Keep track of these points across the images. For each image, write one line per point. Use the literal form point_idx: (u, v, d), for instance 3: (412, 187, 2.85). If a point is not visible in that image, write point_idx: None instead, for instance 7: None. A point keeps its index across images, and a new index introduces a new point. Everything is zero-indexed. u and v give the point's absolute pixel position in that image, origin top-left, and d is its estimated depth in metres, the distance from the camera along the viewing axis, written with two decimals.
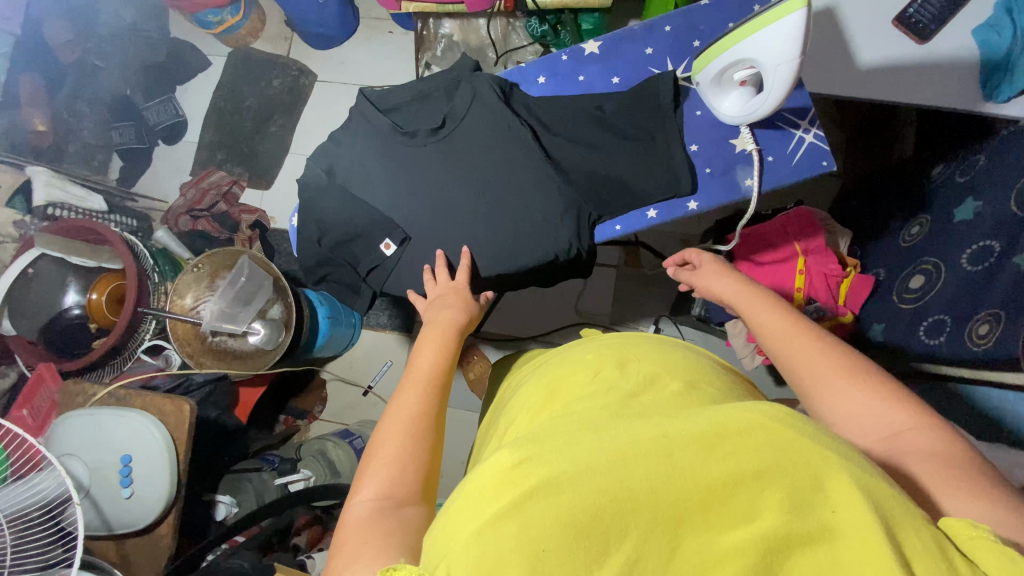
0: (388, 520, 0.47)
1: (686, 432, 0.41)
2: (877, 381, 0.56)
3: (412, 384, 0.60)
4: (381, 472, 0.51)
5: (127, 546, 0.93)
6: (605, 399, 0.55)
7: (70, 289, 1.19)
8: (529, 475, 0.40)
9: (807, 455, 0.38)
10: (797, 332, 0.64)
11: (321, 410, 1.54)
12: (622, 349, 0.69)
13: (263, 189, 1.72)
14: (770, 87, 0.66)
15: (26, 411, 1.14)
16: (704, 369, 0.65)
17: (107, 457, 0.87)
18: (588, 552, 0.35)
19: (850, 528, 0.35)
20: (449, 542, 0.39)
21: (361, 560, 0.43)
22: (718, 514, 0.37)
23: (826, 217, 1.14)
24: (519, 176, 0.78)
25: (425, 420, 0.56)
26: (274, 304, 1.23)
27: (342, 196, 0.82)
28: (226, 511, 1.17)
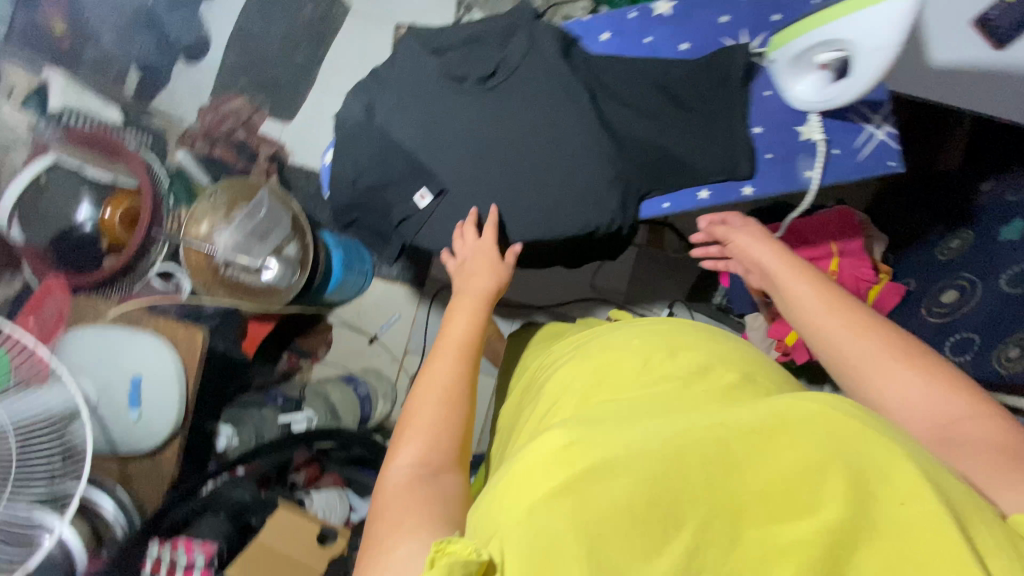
0: (429, 486, 0.49)
1: (738, 428, 0.43)
2: (929, 367, 0.58)
3: (449, 350, 0.62)
4: (422, 436, 0.54)
5: (131, 467, 0.92)
6: (658, 393, 0.57)
7: (83, 202, 1.15)
8: (582, 456, 0.42)
9: (860, 451, 0.41)
10: (848, 316, 0.63)
11: (325, 353, 1.52)
12: (664, 338, 0.70)
13: (284, 120, 1.64)
14: (858, 72, 0.62)
15: (33, 321, 1.13)
16: (761, 368, 0.66)
17: (116, 378, 0.87)
18: (649, 536, 0.38)
19: (913, 521, 0.38)
20: (508, 511, 0.41)
21: (406, 525, 0.45)
22: (776, 506, 0.40)
23: (865, 218, 1.11)
24: (571, 137, 0.74)
25: (461, 389, 0.58)
26: (290, 243, 1.21)
27: (383, 136, 0.77)
28: (227, 442, 1.20)
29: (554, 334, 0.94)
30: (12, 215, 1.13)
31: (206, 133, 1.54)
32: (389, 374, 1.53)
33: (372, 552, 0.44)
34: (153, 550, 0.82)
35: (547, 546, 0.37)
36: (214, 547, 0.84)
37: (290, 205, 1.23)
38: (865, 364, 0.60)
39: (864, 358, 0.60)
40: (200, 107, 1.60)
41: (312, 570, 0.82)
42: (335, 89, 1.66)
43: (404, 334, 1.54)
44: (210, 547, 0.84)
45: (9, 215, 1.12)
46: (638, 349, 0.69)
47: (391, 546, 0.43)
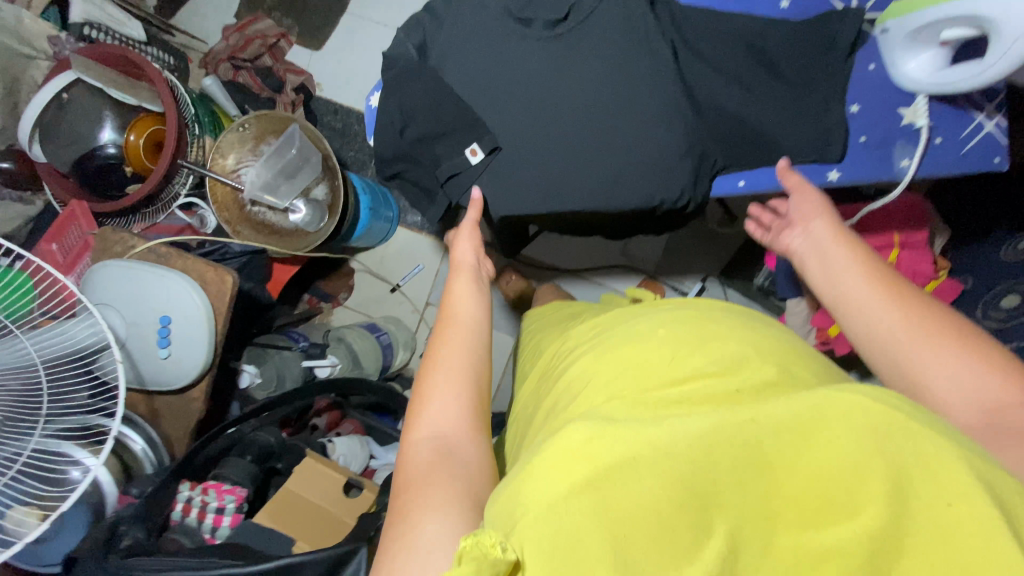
0: (448, 464, 0.49)
1: (768, 420, 0.40)
2: (982, 350, 0.50)
3: (459, 325, 0.61)
4: (439, 407, 0.53)
5: (158, 402, 0.93)
6: (676, 391, 0.51)
7: (106, 126, 1.12)
8: (602, 453, 0.39)
9: (899, 443, 0.37)
10: (892, 289, 0.56)
11: (347, 298, 1.51)
12: (695, 320, 0.61)
13: (313, 49, 1.54)
14: (994, 57, 0.54)
15: (57, 246, 1.10)
16: (790, 351, 0.56)
17: (145, 315, 0.85)
18: (678, 542, 0.35)
19: (965, 524, 0.34)
20: (524, 503, 0.38)
21: (431, 502, 0.45)
22: (814, 514, 0.37)
23: (933, 208, 1.02)
24: (641, 103, 0.68)
25: (466, 363, 0.57)
26: (320, 184, 1.16)
27: (436, 83, 0.72)
28: (249, 380, 1.18)
29: (569, 321, 0.87)
30: (33, 132, 1.09)
31: (230, 55, 1.46)
32: (409, 324, 1.49)
33: (399, 525, 0.44)
34: (184, 491, 0.81)
35: (570, 543, 0.34)
36: (244, 492, 0.83)
37: (321, 144, 1.15)
38: (905, 341, 0.52)
39: (904, 335, 0.53)
40: (225, 28, 1.52)
41: (341, 522, 0.81)
42: (369, 17, 1.53)
43: (427, 285, 1.50)
44: (240, 492, 0.83)
45: (31, 132, 1.09)
46: (666, 330, 0.60)
47: (417, 524, 0.43)
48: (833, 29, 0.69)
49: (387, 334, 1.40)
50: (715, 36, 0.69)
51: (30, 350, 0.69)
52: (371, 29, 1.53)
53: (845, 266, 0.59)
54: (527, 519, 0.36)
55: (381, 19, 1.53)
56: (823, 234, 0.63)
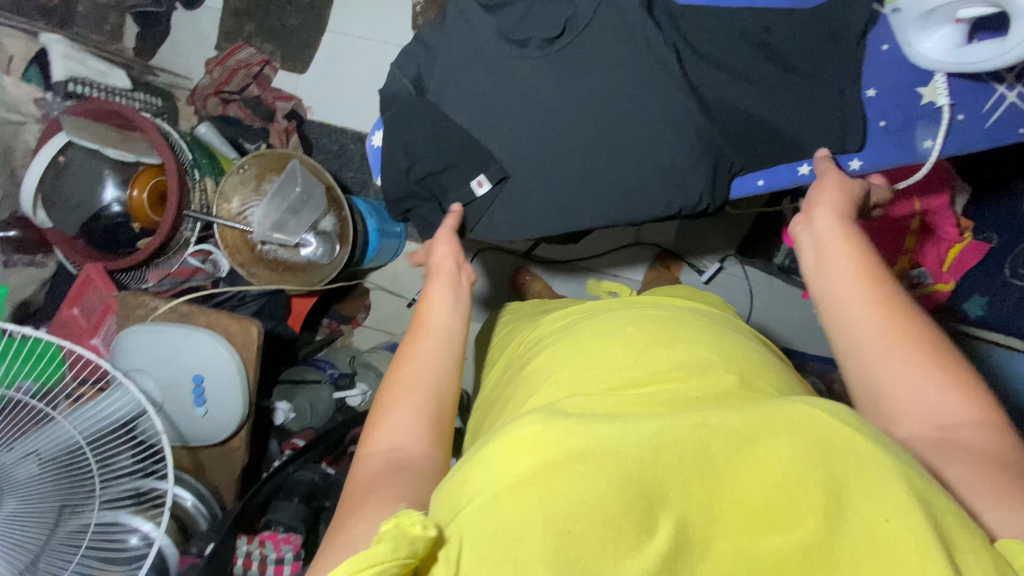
0: (401, 472, 0.48)
1: (723, 425, 0.40)
2: (952, 367, 0.49)
3: (433, 331, 0.58)
4: (397, 419, 0.51)
5: (201, 455, 0.95)
6: (639, 391, 0.49)
7: (108, 183, 1.11)
8: (551, 444, 0.38)
9: (842, 461, 0.37)
10: (886, 292, 0.53)
11: (365, 316, 1.50)
12: (662, 321, 0.60)
13: (298, 72, 1.51)
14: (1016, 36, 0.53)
15: (78, 310, 1.12)
16: (755, 360, 0.55)
17: (178, 376, 0.85)
18: (619, 543, 0.34)
19: (897, 539, 0.33)
20: (470, 492, 0.39)
21: (368, 507, 0.44)
22: (757, 518, 0.36)
23: (951, 166, 1.00)
24: (637, 121, 0.69)
25: (438, 366, 0.56)
26: (326, 216, 1.15)
27: (435, 118, 0.72)
28: (285, 416, 1.18)
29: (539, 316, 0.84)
30: (37, 199, 1.10)
31: (217, 89, 1.45)
32: None
33: (349, 518, 0.43)
34: (242, 546, 0.84)
35: (511, 537, 0.34)
36: (299, 538, 0.86)
37: (322, 176, 1.13)
38: (885, 334, 0.51)
39: (883, 341, 0.51)
40: (208, 61, 1.51)
41: None
42: (350, 32, 1.50)
43: None
44: (295, 539, 0.86)
45: (34, 199, 1.10)
46: (633, 328, 0.59)
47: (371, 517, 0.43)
48: (840, 17, 0.69)
49: None
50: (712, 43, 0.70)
51: (72, 433, 0.69)
52: (354, 45, 1.50)
53: (845, 259, 0.56)
54: (477, 501, 0.37)
55: (362, 33, 1.50)
56: (828, 229, 0.59)
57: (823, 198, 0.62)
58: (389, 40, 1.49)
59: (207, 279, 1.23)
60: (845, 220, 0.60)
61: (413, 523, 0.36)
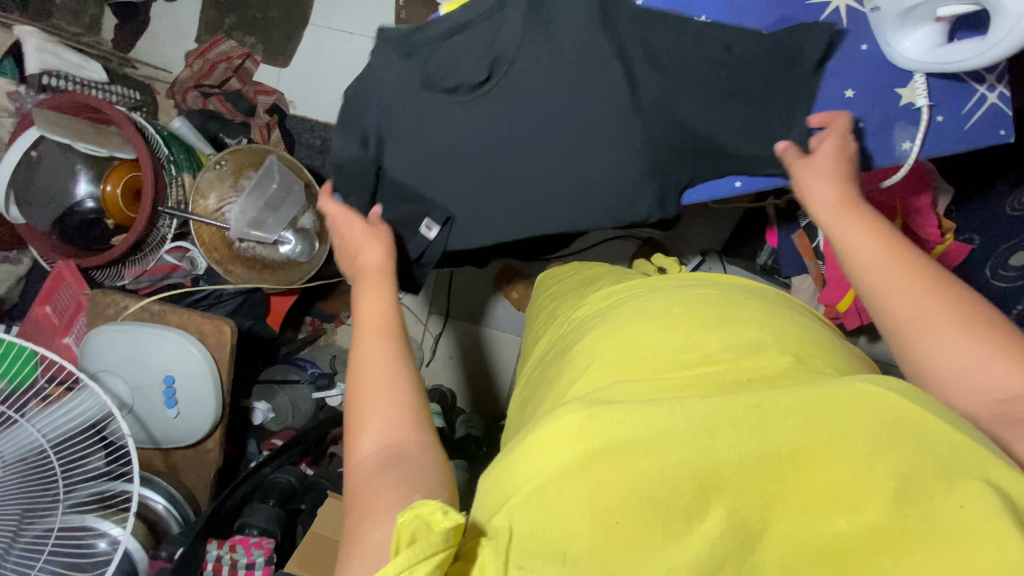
0: (391, 468, 0.45)
1: (773, 402, 0.37)
2: (993, 334, 0.44)
3: (377, 329, 0.57)
4: (382, 419, 0.49)
5: (175, 457, 0.94)
6: (687, 373, 0.46)
7: (80, 178, 1.08)
8: (595, 432, 0.37)
9: (914, 440, 0.34)
10: (906, 264, 0.49)
11: (348, 315, 1.48)
12: (715, 300, 0.56)
13: (280, 66, 1.49)
14: (995, 41, 0.53)
15: (50, 308, 1.10)
16: (813, 337, 0.51)
17: (148, 376, 0.84)
18: (669, 526, 0.33)
19: (973, 523, 0.30)
20: (511, 488, 0.37)
21: (376, 517, 0.42)
22: (821, 501, 0.34)
23: (933, 167, 1.00)
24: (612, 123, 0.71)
25: (394, 360, 0.53)
26: (305, 212, 1.15)
27: (419, 122, 0.74)
28: (263, 416, 1.19)
29: (586, 291, 0.77)
30: (8, 194, 1.08)
31: (196, 83, 1.41)
32: (416, 335, 1.46)
33: (352, 540, 0.42)
34: (212, 551, 0.82)
35: (558, 525, 0.34)
36: (271, 542, 0.85)
37: (301, 172, 1.13)
38: (926, 312, 0.46)
39: (906, 322, 0.47)
40: (187, 54, 1.48)
41: None
42: (334, 25, 1.48)
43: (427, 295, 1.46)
44: (267, 543, 0.84)
45: (6, 195, 1.07)
46: (681, 308, 0.55)
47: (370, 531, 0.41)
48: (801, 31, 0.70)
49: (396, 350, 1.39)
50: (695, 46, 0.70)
51: (37, 437, 0.67)
52: (338, 38, 1.48)
53: (856, 235, 0.53)
54: (521, 494, 0.36)
55: (345, 26, 1.47)
56: (823, 213, 0.57)
57: (815, 189, 0.60)
58: (372, 33, 1.46)
59: (186, 277, 1.21)
60: (850, 198, 0.57)
61: (437, 513, 0.35)
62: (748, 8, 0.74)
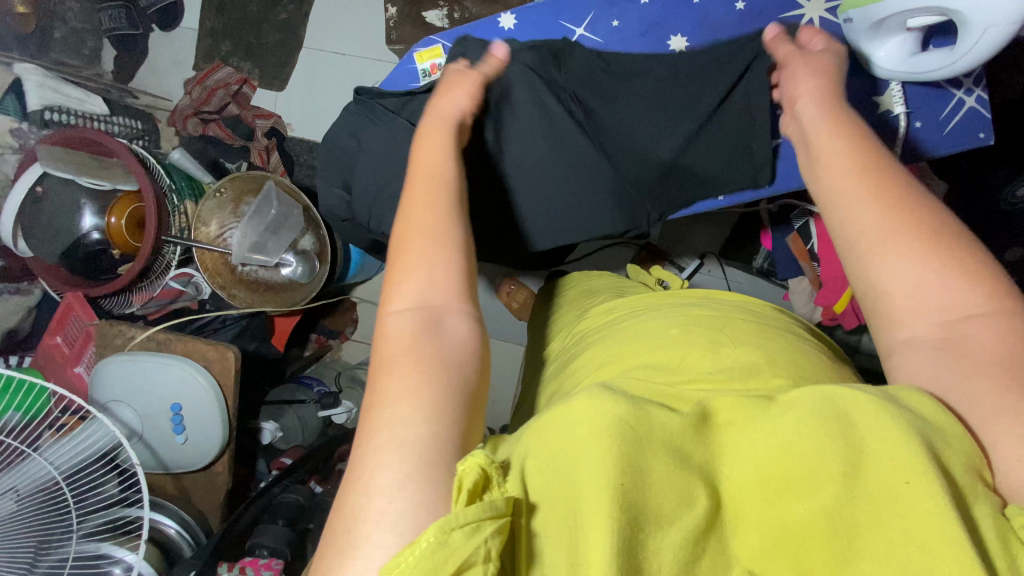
0: (423, 331, 0.45)
1: (735, 416, 0.40)
2: (955, 253, 0.45)
3: (427, 184, 0.54)
4: (423, 275, 0.48)
5: (186, 480, 0.96)
6: (676, 377, 0.47)
7: (86, 211, 1.11)
8: (605, 410, 0.36)
9: (864, 424, 0.35)
10: (880, 173, 0.50)
11: (353, 331, 1.50)
12: (706, 319, 0.56)
13: (277, 89, 1.52)
14: (968, 50, 0.55)
15: (60, 339, 1.13)
16: (793, 350, 0.52)
17: (156, 405, 0.86)
18: (670, 501, 0.34)
19: (914, 503, 0.31)
20: (535, 459, 0.37)
21: (401, 374, 0.42)
22: (779, 488, 0.35)
23: (923, 166, 1.01)
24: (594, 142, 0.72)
25: (442, 219, 0.51)
26: (305, 235, 1.16)
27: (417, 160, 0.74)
28: (271, 435, 1.20)
29: (587, 304, 0.78)
30: (17, 229, 1.11)
31: (196, 110, 1.44)
32: None
33: (373, 408, 0.40)
34: None
35: (570, 498, 0.34)
36: (281, 563, 0.87)
37: (299, 196, 1.15)
38: (887, 226, 0.47)
39: (875, 234, 0.47)
40: (186, 82, 1.52)
41: None
42: (326, 48, 1.50)
43: None
44: (276, 564, 0.86)
45: (14, 230, 1.10)
46: (678, 329, 0.55)
47: (377, 412, 0.40)
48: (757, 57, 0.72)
49: None
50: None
51: (49, 469, 0.69)
52: (331, 59, 1.50)
53: (837, 147, 0.53)
54: (537, 458, 0.37)
55: (337, 48, 1.50)
56: (811, 121, 0.57)
57: (803, 91, 0.60)
58: (365, 54, 1.49)
59: (192, 300, 1.24)
60: (828, 105, 0.57)
61: (494, 471, 0.35)
62: (722, 22, 0.76)
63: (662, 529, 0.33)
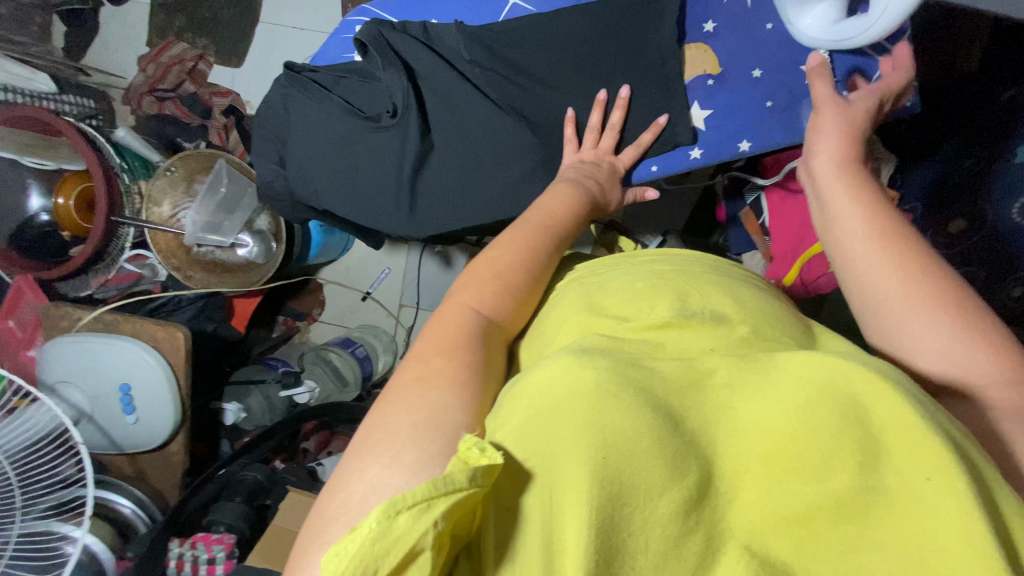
0: (476, 344, 0.46)
1: (742, 379, 0.38)
2: (982, 327, 0.43)
3: (534, 223, 0.56)
4: (479, 292, 0.50)
5: (142, 461, 0.97)
6: (655, 334, 0.45)
7: (33, 192, 1.09)
8: (578, 382, 0.36)
9: (883, 410, 0.34)
10: (895, 236, 0.48)
11: (320, 312, 1.49)
12: (674, 274, 0.54)
13: (234, 66, 1.48)
14: (869, 28, 0.58)
15: (13, 323, 1.09)
16: (767, 306, 0.50)
17: (105, 386, 0.86)
18: (654, 467, 0.33)
19: (938, 500, 0.31)
20: (507, 439, 0.37)
21: (453, 381, 0.42)
22: (789, 466, 0.34)
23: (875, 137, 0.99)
24: (534, 117, 0.70)
25: (537, 262, 0.53)
26: (261, 214, 1.16)
27: (358, 138, 0.73)
28: (235, 416, 1.20)
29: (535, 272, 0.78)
30: None
31: (151, 88, 1.41)
32: (387, 330, 1.47)
33: (403, 391, 0.41)
34: (175, 548, 0.84)
35: (549, 468, 0.34)
36: (232, 538, 0.87)
37: (251, 174, 1.15)
38: (910, 294, 0.45)
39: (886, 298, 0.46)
40: (141, 58, 1.48)
41: None
42: (284, 22, 1.47)
43: (396, 288, 1.47)
44: (228, 538, 0.87)
45: None
46: (643, 284, 0.52)
47: (396, 410, 0.40)
48: (685, 25, 0.71)
49: (363, 347, 1.37)
50: (604, 34, 0.69)
51: None
52: (289, 34, 1.47)
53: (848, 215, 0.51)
54: (507, 428, 0.37)
55: (295, 22, 1.46)
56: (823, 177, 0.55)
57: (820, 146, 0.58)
58: (323, 28, 1.45)
59: (153, 283, 1.22)
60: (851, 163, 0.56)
61: (473, 450, 0.34)
62: None
63: (641, 510, 0.32)
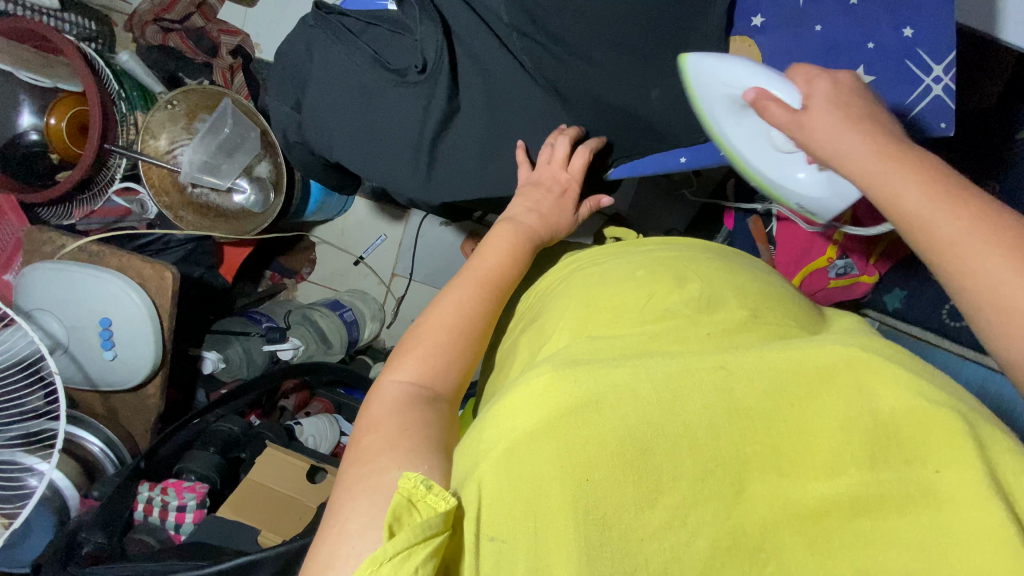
0: (422, 410, 0.46)
1: (737, 364, 0.37)
2: None
3: (472, 279, 0.56)
4: (411, 363, 0.50)
5: (115, 401, 0.94)
6: (654, 325, 0.44)
7: (23, 109, 1.02)
8: (562, 392, 0.35)
9: (885, 395, 0.35)
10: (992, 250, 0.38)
11: (310, 271, 1.46)
12: (675, 260, 0.54)
13: (246, 5, 1.39)
14: None
15: None
16: (771, 292, 0.50)
17: (84, 317, 0.83)
18: (643, 485, 0.32)
19: (957, 491, 0.31)
20: (482, 455, 0.35)
21: (399, 448, 0.42)
22: (796, 462, 0.34)
23: None
24: (567, 91, 0.69)
25: (478, 319, 0.54)
26: (262, 161, 1.11)
27: (380, 92, 0.70)
28: (214, 365, 1.16)
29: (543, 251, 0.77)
30: None
31: (156, 16, 1.33)
32: (376, 297, 1.46)
33: (354, 473, 0.41)
34: (144, 492, 0.83)
35: (533, 492, 0.32)
36: (204, 487, 0.85)
37: (258, 119, 1.10)
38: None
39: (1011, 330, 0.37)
40: None
41: (306, 508, 0.86)
42: None
43: (391, 255, 1.43)
44: (201, 487, 0.85)
45: None
46: (643, 271, 0.53)
47: (353, 494, 0.40)
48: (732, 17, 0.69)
49: (352, 311, 1.35)
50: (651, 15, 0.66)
51: None
52: None
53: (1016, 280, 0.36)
54: (488, 459, 0.34)
55: None
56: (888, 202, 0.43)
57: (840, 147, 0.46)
58: None
59: (139, 222, 1.19)
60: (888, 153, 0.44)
61: (419, 490, 0.34)
62: None
63: (645, 512, 0.32)
